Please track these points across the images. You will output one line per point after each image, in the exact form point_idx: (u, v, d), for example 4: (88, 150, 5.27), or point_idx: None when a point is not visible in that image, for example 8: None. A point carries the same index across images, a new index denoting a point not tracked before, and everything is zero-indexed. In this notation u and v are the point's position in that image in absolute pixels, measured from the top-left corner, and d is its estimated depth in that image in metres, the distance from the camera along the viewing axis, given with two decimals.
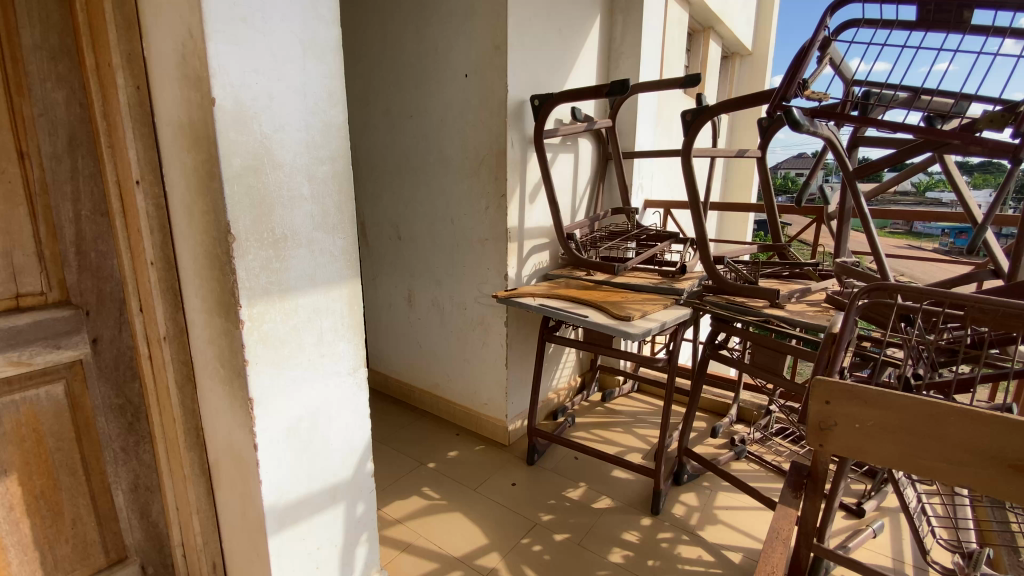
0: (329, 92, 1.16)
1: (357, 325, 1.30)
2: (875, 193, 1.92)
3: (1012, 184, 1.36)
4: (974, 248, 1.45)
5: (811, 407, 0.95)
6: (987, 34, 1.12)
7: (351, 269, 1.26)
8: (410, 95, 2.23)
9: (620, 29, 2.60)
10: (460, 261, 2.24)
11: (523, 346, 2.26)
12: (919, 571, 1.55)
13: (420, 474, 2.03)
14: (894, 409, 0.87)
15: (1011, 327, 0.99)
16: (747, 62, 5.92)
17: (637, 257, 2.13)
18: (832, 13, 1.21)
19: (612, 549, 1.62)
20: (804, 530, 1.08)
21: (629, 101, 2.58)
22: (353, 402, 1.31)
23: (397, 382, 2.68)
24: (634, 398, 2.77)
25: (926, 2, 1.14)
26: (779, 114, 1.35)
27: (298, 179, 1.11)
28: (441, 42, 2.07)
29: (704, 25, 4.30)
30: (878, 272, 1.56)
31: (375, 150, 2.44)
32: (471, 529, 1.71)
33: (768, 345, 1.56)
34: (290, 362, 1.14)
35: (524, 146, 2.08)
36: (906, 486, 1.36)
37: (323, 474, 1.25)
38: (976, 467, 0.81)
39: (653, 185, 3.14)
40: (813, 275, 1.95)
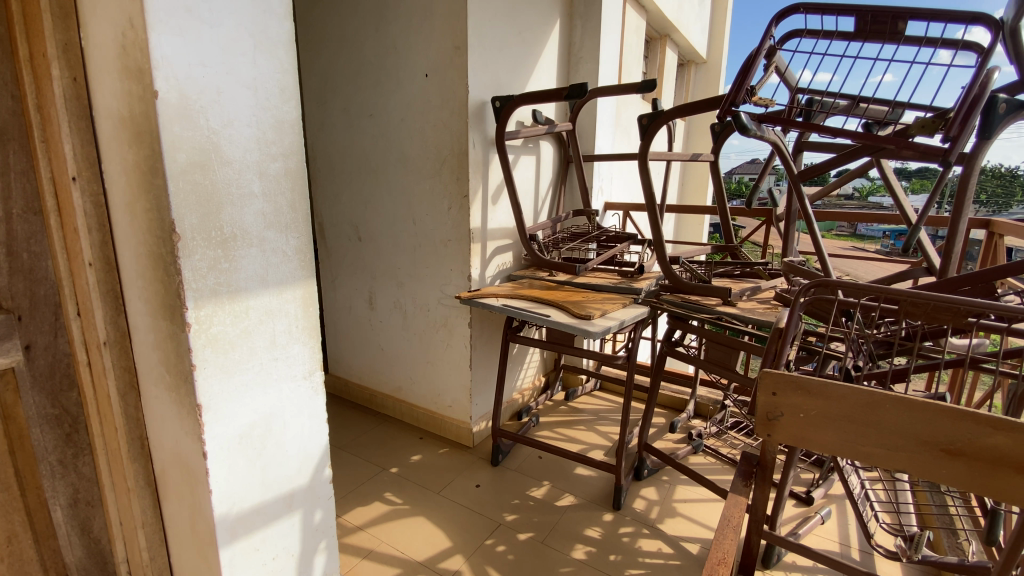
0: (282, 87, 1.12)
1: (313, 326, 1.26)
2: (819, 196, 2.03)
3: (943, 187, 1.45)
4: (909, 248, 1.53)
5: (759, 399, 0.99)
6: (920, 44, 1.21)
7: (306, 270, 1.23)
8: (370, 94, 2.19)
9: (579, 34, 2.64)
10: (422, 262, 2.22)
11: (487, 347, 2.26)
12: (863, 555, 1.64)
13: (382, 480, 1.99)
14: (835, 398, 0.92)
15: (941, 321, 1.06)
16: (702, 70, 6.14)
17: (597, 258, 2.18)
18: (777, 23, 1.27)
19: (576, 546, 1.64)
20: (755, 518, 1.13)
21: (589, 105, 2.64)
22: (309, 407, 1.28)
23: (358, 387, 2.62)
24: (597, 396, 2.81)
25: (863, 14, 1.21)
26: (729, 119, 1.40)
27: (248, 176, 1.07)
28: (401, 40, 2.04)
29: (660, 33, 4.43)
30: (822, 270, 1.65)
31: (334, 149, 2.39)
32: (434, 532, 1.69)
33: (722, 342, 1.62)
34: (241, 366, 1.10)
35: (486, 147, 2.08)
36: (851, 474, 1.44)
37: (278, 482, 1.21)
38: (909, 450, 0.86)
39: (613, 187, 3.20)
40: (763, 274, 2.04)
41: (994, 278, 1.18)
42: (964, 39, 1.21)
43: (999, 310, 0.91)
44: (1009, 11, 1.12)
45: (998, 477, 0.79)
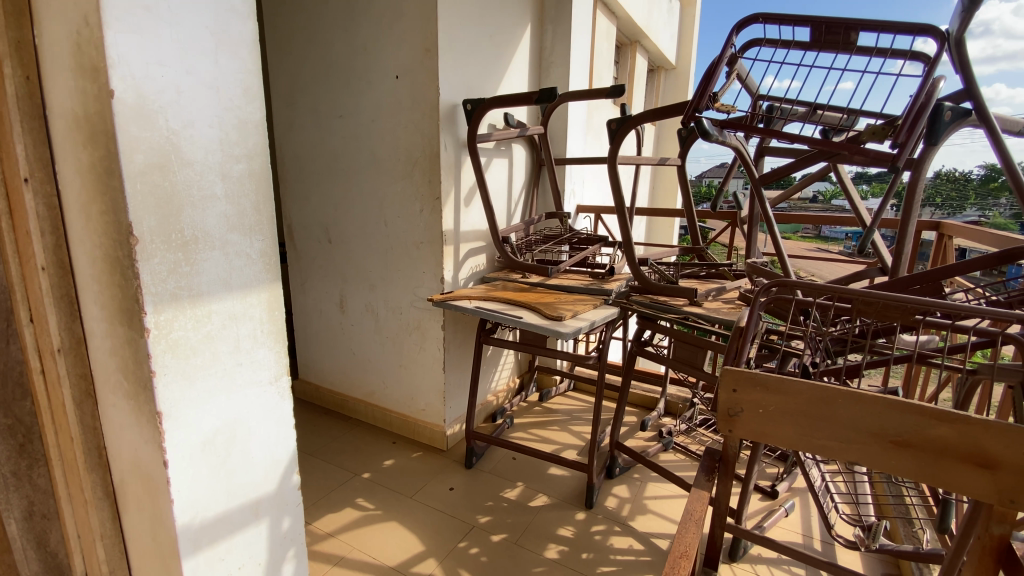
0: (245, 87, 1.11)
1: (279, 331, 1.24)
2: (782, 199, 2.11)
3: (897, 188, 1.51)
4: (865, 248, 1.60)
5: (721, 395, 1.02)
6: (871, 55, 1.27)
7: (271, 273, 1.21)
8: (339, 95, 2.17)
9: (550, 38, 2.68)
10: (394, 265, 2.20)
11: (460, 350, 2.26)
12: (825, 545, 1.70)
13: (354, 485, 1.96)
14: (791, 393, 0.96)
15: (891, 318, 1.09)
16: (671, 75, 6.28)
17: (569, 260, 2.21)
18: (738, 32, 1.31)
19: (548, 546, 1.65)
20: (719, 512, 1.16)
21: (560, 109, 2.67)
22: (275, 412, 1.26)
23: (329, 392, 2.58)
24: (571, 397, 2.84)
25: (818, 25, 1.26)
26: (692, 124, 1.43)
27: (210, 178, 1.05)
28: (371, 41, 2.03)
29: (630, 39, 4.51)
30: (783, 271, 1.70)
31: (303, 151, 2.35)
32: (407, 537, 1.68)
33: (690, 341, 1.66)
34: (203, 372, 1.08)
35: (457, 150, 2.08)
36: (812, 467, 1.49)
37: (243, 490, 1.19)
38: (860, 442, 0.90)
39: (585, 190, 3.25)
40: (728, 274, 2.10)
41: (940, 277, 1.24)
42: (912, 49, 1.27)
43: (943, 308, 0.96)
44: (952, 23, 1.19)
45: (942, 465, 0.84)
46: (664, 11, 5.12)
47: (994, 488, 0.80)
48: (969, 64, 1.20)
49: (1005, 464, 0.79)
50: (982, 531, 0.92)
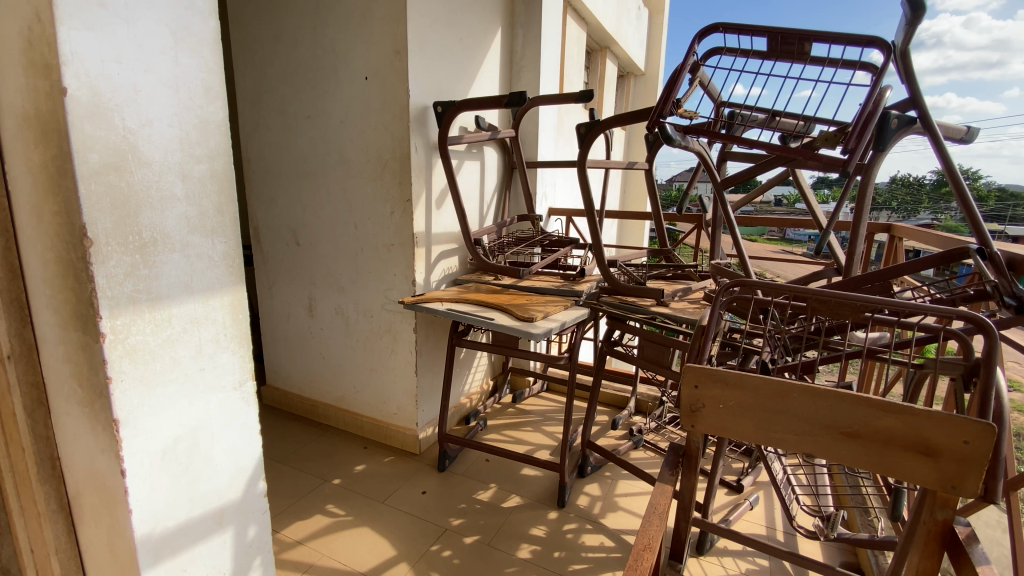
0: (206, 86, 1.09)
1: (243, 335, 1.22)
2: (744, 202, 2.18)
3: (849, 193, 1.59)
4: (821, 250, 1.67)
5: (683, 391, 1.05)
6: (823, 65, 1.32)
7: (235, 276, 1.18)
8: (307, 96, 2.14)
9: (520, 43, 2.70)
10: (364, 267, 2.18)
11: (433, 352, 2.25)
12: (787, 536, 1.78)
13: (324, 492, 1.93)
14: (751, 389, 0.99)
15: (842, 316, 1.13)
16: (640, 81, 6.40)
17: (541, 261, 2.23)
18: (699, 41, 1.35)
19: (521, 546, 1.66)
20: (683, 506, 1.19)
21: (531, 112, 2.70)
22: (240, 418, 1.23)
23: (298, 398, 2.53)
24: (544, 397, 2.86)
25: (774, 36, 1.31)
26: (657, 130, 1.47)
27: (170, 178, 1.03)
28: (340, 42, 2.01)
29: (601, 45, 4.58)
30: (745, 271, 1.76)
31: (269, 151, 2.31)
32: (378, 542, 1.66)
33: (657, 340, 1.70)
34: (163, 378, 1.05)
35: (428, 152, 2.08)
36: (774, 461, 1.54)
37: (206, 498, 1.16)
38: (814, 435, 0.94)
39: (556, 193, 3.28)
40: (694, 275, 2.16)
41: (889, 276, 1.31)
42: (861, 59, 1.33)
43: (891, 305, 1.00)
44: (899, 35, 1.21)
45: (890, 455, 0.88)
46: (633, 19, 5.23)
47: (936, 474, 0.85)
48: (914, 75, 1.23)
49: (946, 452, 0.84)
50: (928, 517, 0.96)
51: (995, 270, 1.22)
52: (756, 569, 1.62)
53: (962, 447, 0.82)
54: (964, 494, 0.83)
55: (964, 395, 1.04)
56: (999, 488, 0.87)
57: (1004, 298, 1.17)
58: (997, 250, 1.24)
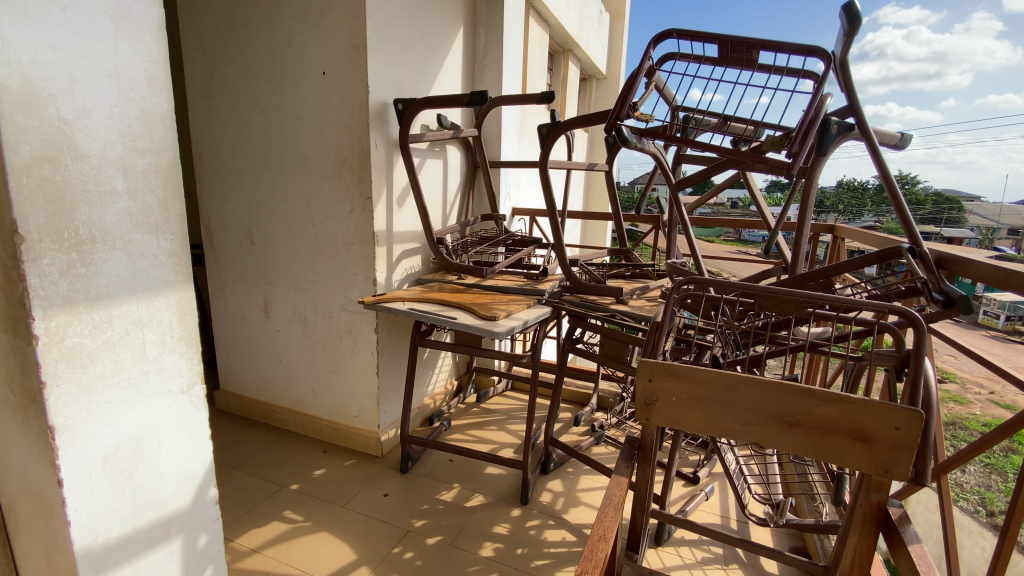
0: (150, 77, 1.04)
1: (190, 336, 1.17)
2: (700, 203, 2.25)
3: (795, 194, 1.66)
4: (769, 249, 1.75)
5: (638, 385, 1.08)
6: (770, 72, 1.38)
7: (182, 274, 1.14)
8: (263, 90, 2.08)
9: (482, 43, 2.71)
10: (323, 267, 2.14)
11: (395, 353, 2.23)
12: (739, 524, 1.86)
13: (282, 498, 1.88)
14: (702, 381, 1.02)
15: (787, 312, 1.16)
16: (602, 84, 6.52)
17: (504, 260, 2.25)
18: (654, 47, 1.38)
19: (484, 544, 1.66)
20: (640, 497, 1.22)
21: (493, 112, 2.70)
22: (189, 422, 1.19)
23: (254, 403, 2.45)
24: (508, 397, 2.87)
25: (724, 43, 1.36)
26: (614, 132, 1.50)
27: (109, 172, 0.97)
28: (296, 36, 1.96)
29: (563, 47, 4.64)
30: (699, 271, 1.82)
31: (222, 147, 2.23)
32: (338, 546, 1.63)
33: (616, 337, 1.75)
34: (104, 383, 0.99)
35: (389, 149, 2.05)
36: (728, 452, 1.59)
37: (152, 507, 1.11)
38: (760, 424, 0.98)
39: (519, 193, 3.31)
40: (651, 274, 2.22)
41: (831, 273, 1.37)
42: (804, 67, 1.39)
43: (832, 301, 1.05)
44: (837, 46, 1.26)
45: (828, 442, 0.93)
46: (594, 23, 5.33)
47: (870, 459, 0.90)
48: (852, 85, 1.28)
49: (880, 438, 0.89)
50: (865, 500, 1.01)
51: (926, 268, 1.31)
52: (711, 557, 1.68)
53: (894, 433, 0.88)
54: (897, 478, 0.89)
55: (897, 385, 1.10)
56: (928, 471, 0.93)
57: (933, 293, 1.24)
58: (925, 249, 1.33)
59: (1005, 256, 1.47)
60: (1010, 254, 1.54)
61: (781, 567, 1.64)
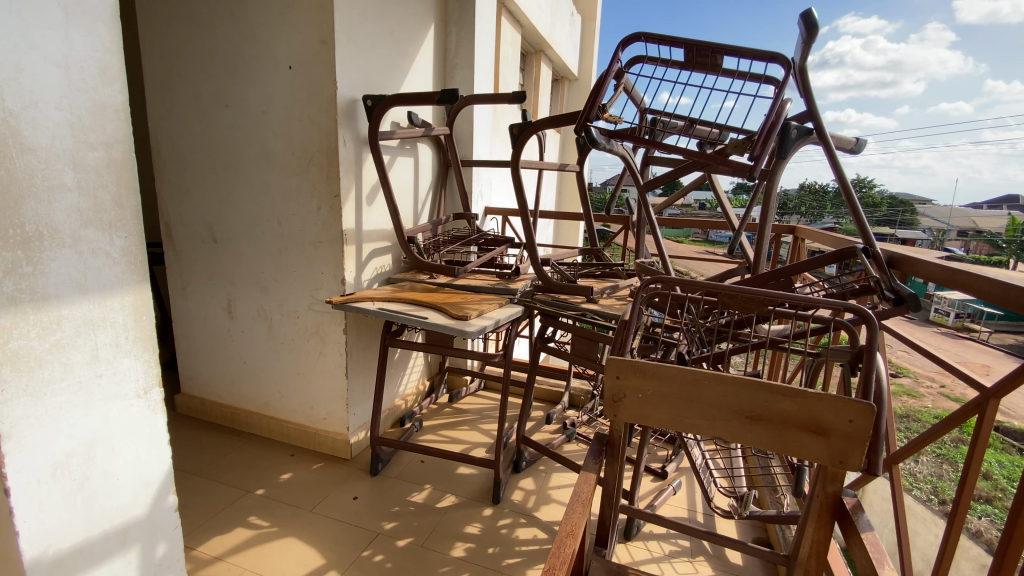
0: (103, 67, 1.00)
1: (147, 336, 1.13)
2: (668, 203, 2.30)
3: (758, 196, 1.71)
4: (733, 248, 1.80)
5: (606, 382, 1.10)
6: (733, 77, 1.42)
7: (138, 273, 1.09)
8: (226, 83, 2.02)
9: (453, 41, 2.69)
10: (289, 266, 2.09)
11: (365, 354, 2.20)
12: (705, 517, 1.92)
13: (246, 503, 1.83)
14: (667, 378, 1.04)
15: (749, 310, 1.19)
16: (574, 86, 6.60)
17: (476, 259, 2.25)
18: (623, 49, 1.40)
19: (455, 544, 1.66)
20: (608, 492, 1.24)
21: (465, 110, 2.70)
22: (147, 427, 1.14)
23: (217, 407, 2.37)
24: (480, 396, 2.87)
25: (689, 48, 1.39)
26: (583, 133, 1.52)
27: (58, 166, 0.93)
28: (261, 28, 1.91)
29: (535, 48, 4.68)
30: (667, 270, 1.86)
31: (182, 141, 2.15)
32: (306, 552, 1.59)
33: (588, 336, 1.77)
34: (53, 387, 0.95)
35: (358, 147, 2.02)
36: (695, 447, 1.63)
37: (106, 516, 1.06)
38: (723, 419, 1.01)
39: (492, 192, 3.31)
40: (621, 274, 2.27)
41: (791, 272, 1.42)
42: (766, 73, 1.43)
43: (792, 299, 1.07)
44: (796, 52, 1.31)
45: (787, 435, 0.97)
46: (567, 25, 5.40)
47: (826, 451, 0.94)
48: (811, 91, 1.32)
49: (835, 430, 0.93)
50: (821, 490, 1.05)
51: (878, 267, 1.37)
52: (678, 550, 1.72)
53: (848, 425, 0.92)
54: (850, 468, 0.93)
55: (852, 380, 1.15)
56: (880, 462, 0.97)
57: (884, 292, 1.30)
58: (878, 249, 1.39)
59: (952, 256, 1.55)
60: (956, 254, 1.62)
61: (745, 559, 1.69)
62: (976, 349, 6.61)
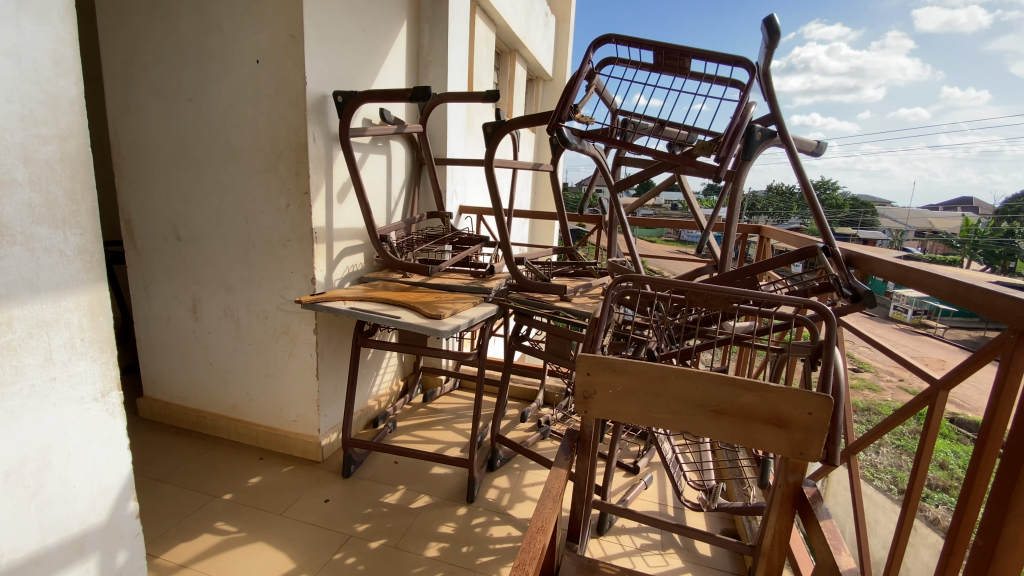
0: (57, 58, 0.96)
1: (104, 338, 1.09)
2: (639, 204, 2.34)
3: (725, 197, 1.75)
4: (701, 248, 1.84)
5: (577, 378, 1.11)
6: (700, 80, 1.45)
7: (94, 272, 1.05)
8: (190, 77, 1.96)
9: (427, 38, 2.67)
10: (258, 265, 2.04)
11: (337, 354, 2.17)
12: (676, 510, 1.96)
13: (213, 509, 1.78)
14: (636, 374, 1.07)
15: (714, 307, 1.22)
16: (549, 86, 6.66)
17: (450, 258, 2.24)
18: (594, 51, 1.41)
19: (429, 544, 1.65)
20: (579, 488, 1.25)
21: (439, 109, 2.69)
22: (105, 432, 1.10)
23: (182, 410, 2.30)
24: (455, 396, 2.87)
25: (658, 51, 1.42)
26: (555, 133, 1.53)
27: (8, 160, 0.89)
28: (228, 21, 1.86)
29: (510, 47, 4.70)
30: (638, 269, 1.89)
31: (144, 136, 2.07)
32: (276, 556, 1.56)
33: (562, 335, 1.79)
34: (2, 392, 0.91)
35: (328, 143, 1.99)
36: (665, 442, 1.67)
37: (61, 524, 1.02)
38: (689, 414, 1.03)
39: (467, 191, 3.31)
40: (594, 272, 2.30)
41: (756, 270, 1.45)
42: (732, 77, 1.47)
43: (755, 296, 1.09)
44: (760, 57, 1.34)
45: (751, 428, 1.00)
46: (541, 26, 5.43)
47: (787, 443, 0.98)
48: (774, 95, 1.36)
49: (795, 423, 0.96)
50: (782, 481, 1.09)
51: (837, 266, 1.42)
52: (649, 543, 1.75)
53: (807, 417, 0.95)
54: (809, 459, 0.96)
55: (813, 374, 1.19)
56: (838, 452, 1.01)
57: (843, 289, 1.36)
58: (837, 249, 1.44)
59: (908, 255, 1.62)
60: (913, 254, 1.69)
61: (713, 550, 1.73)
62: (930, 344, 6.96)
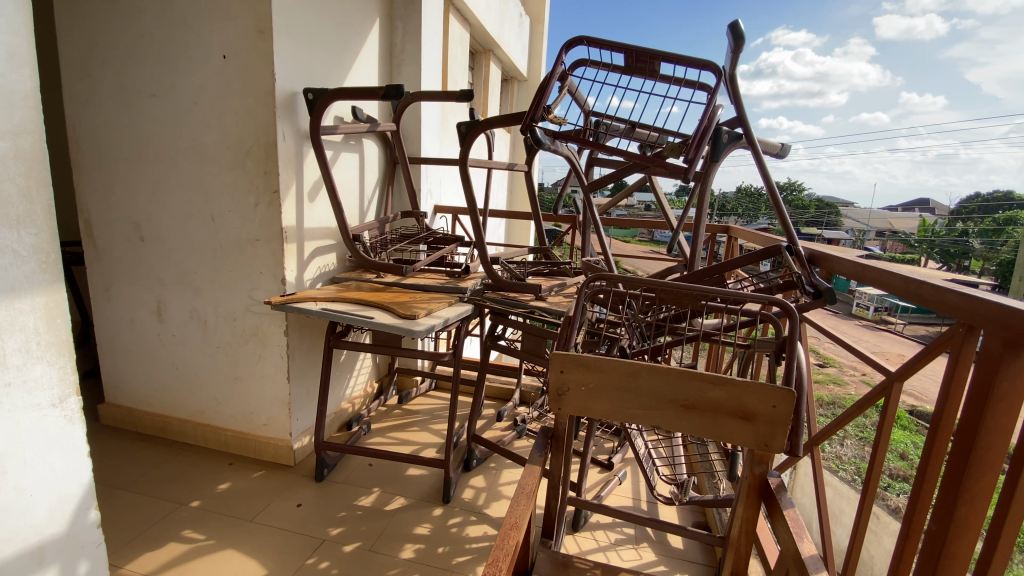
0: (10, 50, 0.92)
1: (62, 342, 1.05)
2: (612, 203, 2.37)
3: (694, 197, 1.79)
4: (672, 246, 1.87)
5: (550, 376, 1.12)
6: (669, 83, 1.48)
7: (51, 273, 1.01)
8: (154, 72, 1.90)
9: (399, 36, 2.65)
10: (226, 266, 1.99)
11: (309, 356, 2.13)
12: (649, 504, 2.00)
13: (180, 517, 1.73)
14: (608, 371, 1.08)
15: (683, 304, 1.25)
16: (523, 86, 6.69)
17: (425, 258, 2.23)
18: (567, 53, 1.43)
19: (404, 546, 1.64)
20: (554, 484, 1.27)
21: (412, 107, 2.67)
22: (63, 440, 1.06)
23: (147, 416, 2.23)
24: (431, 396, 2.86)
25: (629, 53, 1.45)
26: (529, 133, 1.54)
27: None
28: (193, 15, 1.81)
29: (484, 47, 4.70)
30: (611, 268, 1.92)
31: (105, 132, 2.00)
32: (246, 563, 1.53)
33: (536, 334, 1.80)
34: None
35: (299, 141, 1.96)
36: (638, 438, 1.70)
37: (17, 535, 0.98)
38: (660, 408, 1.06)
39: (442, 190, 3.29)
40: (568, 271, 2.32)
41: (723, 269, 1.50)
42: (699, 80, 1.51)
43: (723, 295, 1.12)
44: (726, 61, 1.38)
45: (718, 421, 1.02)
46: (515, 26, 5.45)
47: (753, 436, 1.01)
48: (740, 99, 1.40)
49: (760, 416, 0.99)
50: (748, 472, 1.13)
51: (800, 264, 1.47)
52: (623, 538, 1.78)
53: (772, 410, 0.98)
54: (774, 450, 0.99)
55: (777, 369, 1.24)
56: (800, 443, 1.05)
57: (806, 286, 1.40)
58: (801, 248, 1.49)
59: (868, 253, 1.68)
60: (872, 253, 1.76)
61: (685, 542, 1.77)
62: (890, 340, 7.27)
